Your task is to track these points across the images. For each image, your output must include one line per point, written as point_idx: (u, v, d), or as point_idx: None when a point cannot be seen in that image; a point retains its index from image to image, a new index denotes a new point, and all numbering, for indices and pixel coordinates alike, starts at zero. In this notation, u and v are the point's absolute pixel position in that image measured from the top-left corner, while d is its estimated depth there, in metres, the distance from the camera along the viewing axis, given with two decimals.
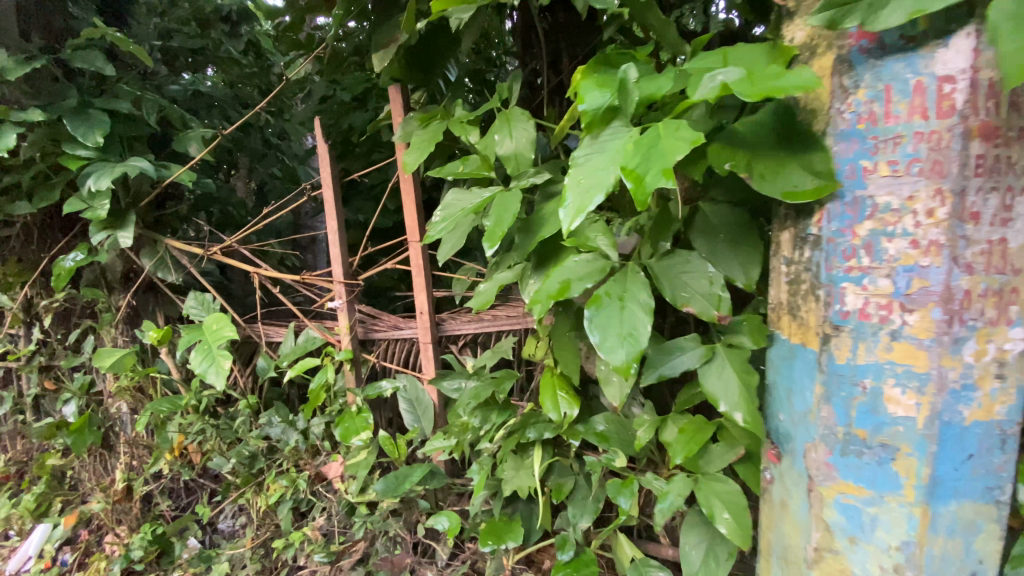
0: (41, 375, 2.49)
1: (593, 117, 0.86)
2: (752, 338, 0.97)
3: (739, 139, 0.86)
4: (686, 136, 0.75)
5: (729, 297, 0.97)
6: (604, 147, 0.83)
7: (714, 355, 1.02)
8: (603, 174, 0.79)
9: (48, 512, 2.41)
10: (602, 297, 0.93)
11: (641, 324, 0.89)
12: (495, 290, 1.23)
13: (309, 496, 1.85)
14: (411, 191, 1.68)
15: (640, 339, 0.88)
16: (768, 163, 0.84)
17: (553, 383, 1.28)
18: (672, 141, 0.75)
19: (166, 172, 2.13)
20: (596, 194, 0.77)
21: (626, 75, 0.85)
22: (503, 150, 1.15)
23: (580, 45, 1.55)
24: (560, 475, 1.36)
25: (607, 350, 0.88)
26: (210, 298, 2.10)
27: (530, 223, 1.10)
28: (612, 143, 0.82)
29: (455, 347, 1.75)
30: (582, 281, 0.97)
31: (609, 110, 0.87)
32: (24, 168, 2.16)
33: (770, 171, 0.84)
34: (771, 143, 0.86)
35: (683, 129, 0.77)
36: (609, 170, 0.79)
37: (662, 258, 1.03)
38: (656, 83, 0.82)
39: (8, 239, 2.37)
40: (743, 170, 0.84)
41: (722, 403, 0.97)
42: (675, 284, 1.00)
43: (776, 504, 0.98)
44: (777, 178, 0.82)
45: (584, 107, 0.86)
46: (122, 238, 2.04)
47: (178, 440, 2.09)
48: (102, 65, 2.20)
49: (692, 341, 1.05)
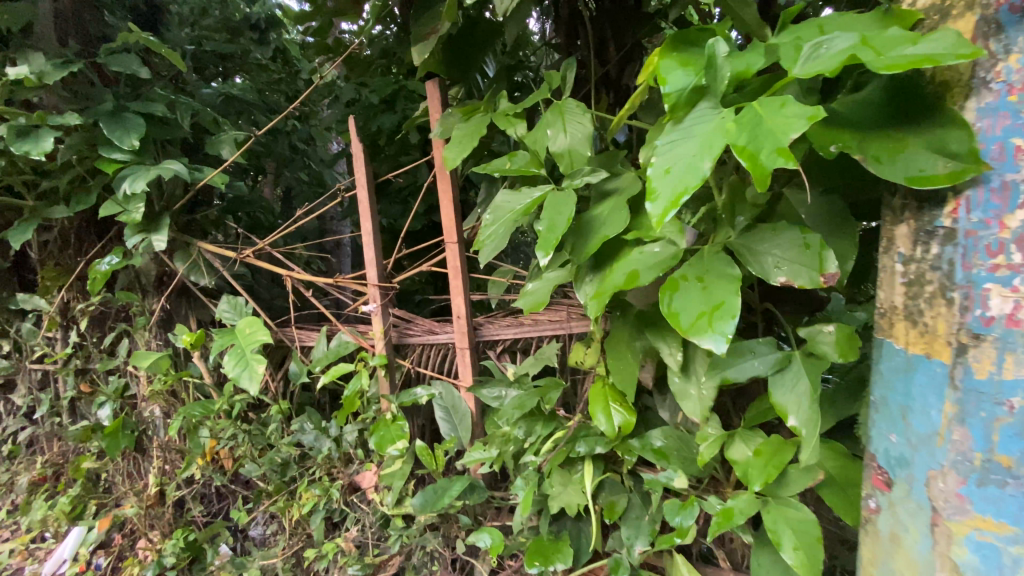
0: (76, 378, 2.50)
1: (677, 98, 0.81)
2: (838, 350, 0.93)
3: (845, 119, 0.79)
4: (800, 113, 0.70)
5: (832, 252, 0.88)
6: (690, 132, 0.79)
7: (789, 367, 0.96)
8: (694, 162, 0.74)
9: (83, 515, 2.42)
10: (679, 280, 0.86)
11: (729, 294, 0.81)
12: (548, 289, 1.15)
13: (343, 506, 1.79)
14: (449, 189, 1.62)
15: (733, 310, 0.79)
16: (884, 144, 0.76)
17: (605, 394, 1.21)
18: (785, 119, 0.70)
19: (199, 175, 2.12)
20: (692, 182, 0.72)
21: (715, 51, 0.79)
22: (555, 146, 1.11)
23: (628, 33, 1.48)
24: (611, 492, 1.28)
25: (695, 333, 0.80)
26: (242, 302, 2.07)
27: (581, 222, 1.05)
28: (703, 124, 0.78)
29: (493, 353, 1.66)
30: (650, 270, 0.91)
31: (694, 91, 0.81)
32: (62, 172, 2.18)
33: (887, 154, 0.75)
34: (887, 121, 0.78)
35: (791, 105, 0.72)
36: (701, 157, 0.74)
37: (742, 235, 0.98)
38: (748, 60, 0.79)
39: (47, 244, 2.39)
40: (857, 151, 0.75)
41: (790, 418, 0.94)
42: (763, 253, 0.94)
43: (884, 536, 0.87)
44: (897, 160, 0.73)
45: (668, 89, 0.80)
46: (156, 241, 2.02)
47: (210, 445, 2.06)
48: (137, 69, 2.21)
49: (767, 345, 0.99)
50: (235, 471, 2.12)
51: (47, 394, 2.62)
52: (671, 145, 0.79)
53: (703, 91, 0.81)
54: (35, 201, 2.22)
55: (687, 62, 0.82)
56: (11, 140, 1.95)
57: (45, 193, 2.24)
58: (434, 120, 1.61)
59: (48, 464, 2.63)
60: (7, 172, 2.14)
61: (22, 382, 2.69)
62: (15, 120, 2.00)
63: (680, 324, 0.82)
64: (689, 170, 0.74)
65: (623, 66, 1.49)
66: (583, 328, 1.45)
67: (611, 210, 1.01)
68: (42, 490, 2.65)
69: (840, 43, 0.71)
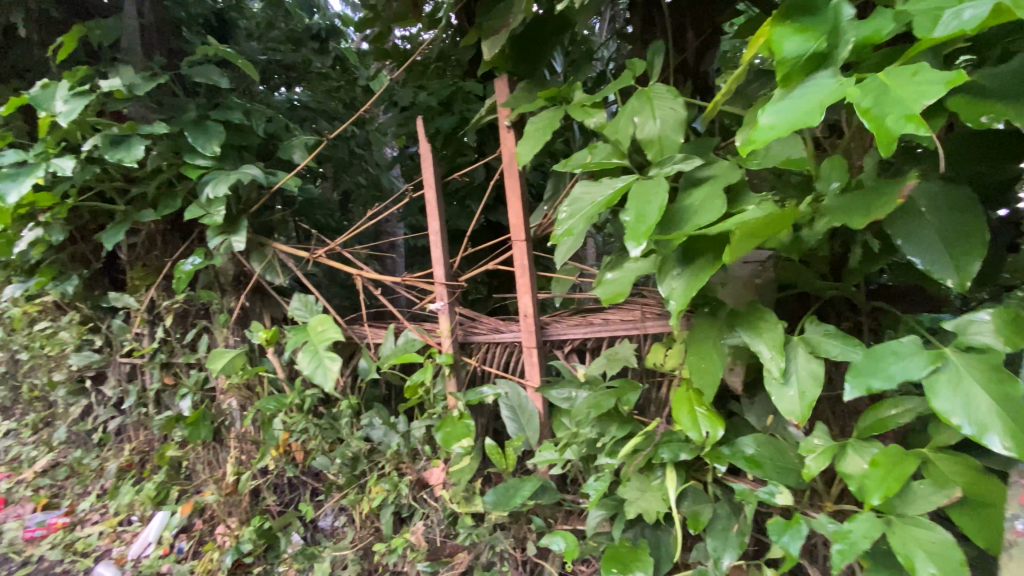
0: (162, 371, 2.68)
1: (792, 66, 0.79)
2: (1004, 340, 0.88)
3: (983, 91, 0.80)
4: (936, 79, 0.67)
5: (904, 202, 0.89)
6: (804, 94, 0.74)
7: (947, 363, 0.87)
8: (805, 116, 0.70)
9: (166, 500, 2.58)
10: (740, 230, 0.90)
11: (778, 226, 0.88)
12: (630, 280, 1.11)
13: (412, 502, 1.82)
14: (517, 186, 1.61)
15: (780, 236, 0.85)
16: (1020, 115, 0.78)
17: (689, 398, 1.16)
18: (916, 86, 0.67)
19: (274, 179, 2.22)
20: (793, 128, 0.69)
21: (842, 14, 0.78)
22: (643, 133, 1.09)
23: (706, 21, 1.44)
24: (694, 502, 1.24)
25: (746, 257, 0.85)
26: (314, 300, 2.15)
27: (669, 214, 1.01)
28: (819, 89, 0.73)
29: (561, 352, 1.63)
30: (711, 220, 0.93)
31: (813, 59, 0.79)
32: (150, 178, 2.33)
33: None
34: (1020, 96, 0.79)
35: (924, 72, 0.68)
36: (813, 113, 0.70)
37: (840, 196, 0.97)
38: (878, 23, 0.75)
39: (137, 246, 2.58)
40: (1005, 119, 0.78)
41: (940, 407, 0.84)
42: (864, 205, 0.94)
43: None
44: None
45: (783, 55, 0.78)
46: (236, 242, 2.13)
47: (282, 438, 2.14)
48: (217, 78, 2.34)
49: (909, 345, 0.91)
50: (306, 463, 2.20)
51: (134, 386, 2.81)
52: (781, 108, 0.73)
53: (824, 57, 0.79)
54: (127, 206, 2.39)
55: (805, 28, 0.79)
56: (107, 148, 2.09)
57: (136, 198, 2.41)
58: (502, 116, 1.61)
59: (135, 451, 2.83)
60: (103, 180, 2.32)
61: (114, 374, 2.91)
62: (110, 130, 2.15)
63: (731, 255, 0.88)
64: (789, 131, 0.69)
65: (702, 53, 1.45)
66: (659, 327, 1.40)
67: (702, 201, 0.97)
68: (130, 475, 2.85)
69: (980, 8, 0.63)
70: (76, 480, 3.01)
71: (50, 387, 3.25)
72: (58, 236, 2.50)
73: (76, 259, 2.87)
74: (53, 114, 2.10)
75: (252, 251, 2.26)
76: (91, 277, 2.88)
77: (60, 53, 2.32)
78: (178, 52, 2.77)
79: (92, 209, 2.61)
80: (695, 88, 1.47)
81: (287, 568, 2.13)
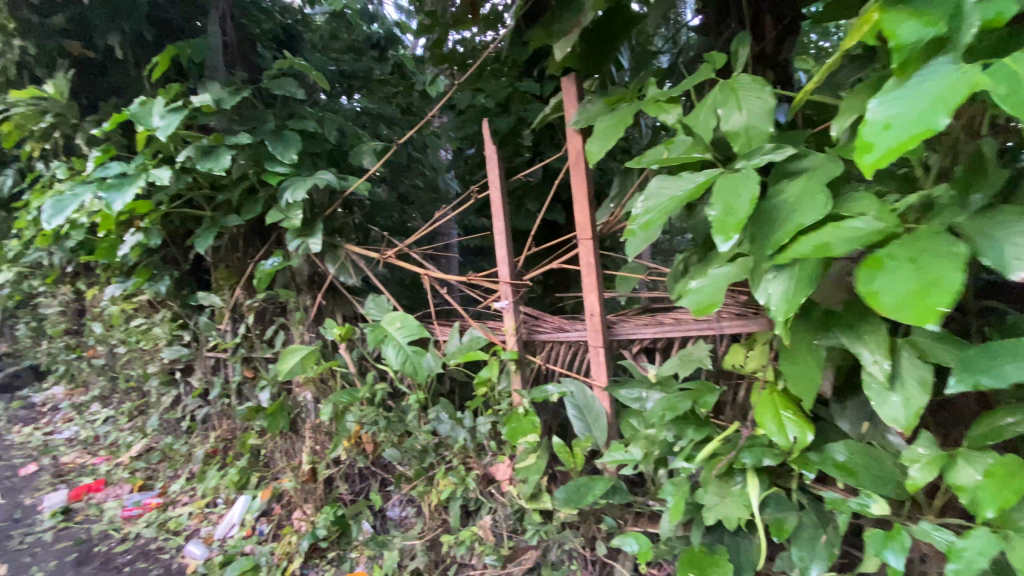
0: (243, 365, 2.88)
1: (907, 53, 0.74)
2: None
3: None
4: None
5: None
6: (925, 82, 0.67)
7: None
8: (928, 114, 0.63)
9: (247, 484, 2.77)
10: (884, 258, 0.77)
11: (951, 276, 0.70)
12: (721, 288, 1.03)
13: (480, 496, 1.87)
14: (584, 184, 1.61)
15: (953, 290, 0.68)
16: None
17: (775, 402, 1.14)
18: None
19: (346, 184, 2.33)
20: (924, 133, 0.61)
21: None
22: (729, 124, 1.07)
23: (786, 8, 1.41)
24: (778, 509, 1.22)
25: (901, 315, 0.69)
26: (384, 299, 2.26)
27: (762, 212, 0.99)
28: (942, 75, 0.66)
29: (629, 352, 1.63)
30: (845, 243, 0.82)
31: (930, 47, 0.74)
32: (235, 185, 2.51)
33: None
34: None
35: None
36: (937, 109, 0.63)
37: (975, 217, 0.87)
38: None
39: (223, 249, 2.79)
40: None
41: None
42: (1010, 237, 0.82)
43: None
44: None
45: (899, 43, 0.73)
46: (313, 244, 2.26)
47: (355, 429, 2.25)
48: (294, 90, 2.49)
49: None
50: (376, 454, 2.30)
51: (218, 378, 3.04)
52: (894, 99, 0.67)
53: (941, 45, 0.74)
54: (214, 212, 2.58)
55: (921, 13, 0.74)
56: (199, 159, 2.26)
57: (222, 204, 2.60)
58: (570, 116, 1.63)
59: (219, 439, 3.06)
60: (193, 188, 2.51)
61: (200, 367, 3.16)
62: (200, 142, 2.32)
63: (880, 304, 0.73)
64: (917, 135, 0.62)
65: (781, 41, 1.41)
66: (737, 328, 1.34)
67: (802, 196, 0.94)
68: (214, 460, 3.08)
69: None
70: (168, 464, 3.28)
71: (144, 378, 3.57)
72: (154, 240, 2.74)
73: (168, 261, 3.13)
74: (151, 129, 2.29)
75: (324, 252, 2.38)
76: (180, 278, 3.13)
77: (156, 72, 2.53)
78: (256, 66, 2.96)
79: (182, 215, 2.84)
80: (773, 79, 1.43)
81: (358, 554, 2.23)
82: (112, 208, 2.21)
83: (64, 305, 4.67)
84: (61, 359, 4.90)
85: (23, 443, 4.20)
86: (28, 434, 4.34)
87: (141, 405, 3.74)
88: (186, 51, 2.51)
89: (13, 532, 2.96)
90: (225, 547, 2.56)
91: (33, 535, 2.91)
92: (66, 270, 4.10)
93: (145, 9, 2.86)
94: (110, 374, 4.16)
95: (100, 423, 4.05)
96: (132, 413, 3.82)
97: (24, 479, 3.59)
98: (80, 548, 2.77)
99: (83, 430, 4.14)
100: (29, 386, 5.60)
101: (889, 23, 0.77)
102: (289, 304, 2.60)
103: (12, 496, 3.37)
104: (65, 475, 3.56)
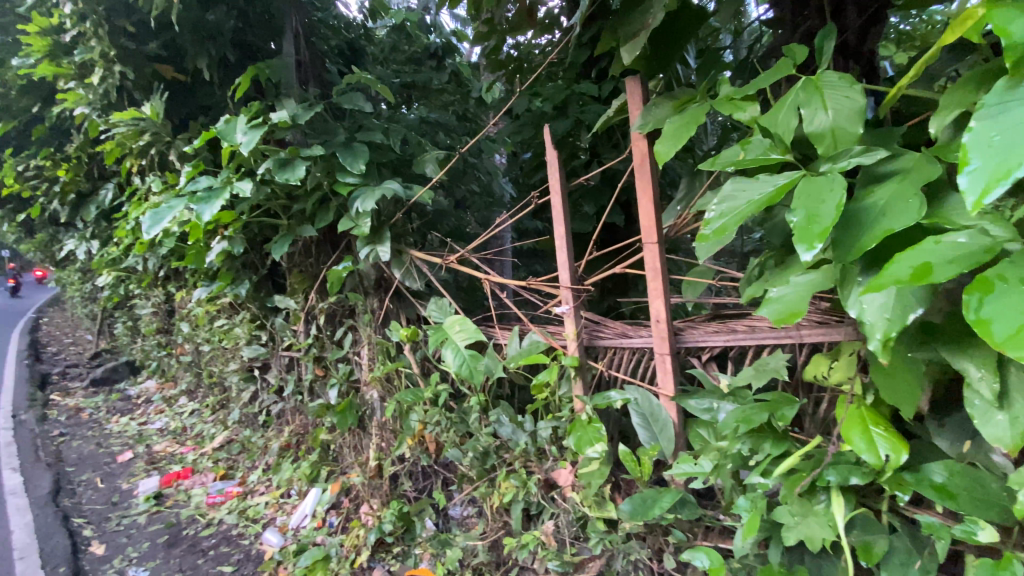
0: (315, 363, 3.05)
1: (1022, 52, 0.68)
2: None
3: None
4: None
5: None
6: None
7: None
8: None
9: (318, 477, 2.93)
10: (995, 279, 0.72)
11: None
12: (804, 296, 1.02)
13: (542, 501, 1.87)
14: (649, 188, 1.58)
15: None
16: None
17: (861, 417, 1.08)
18: None
19: (411, 193, 2.42)
20: None
21: None
22: (813, 125, 1.03)
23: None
24: (865, 531, 1.15)
25: (1013, 348, 0.67)
26: (446, 303, 2.32)
27: (849, 214, 0.93)
28: None
29: (697, 360, 1.58)
30: (943, 262, 0.75)
31: None
32: (309, 195, 2.67)
33: None
34: None
35: None
36: None
37: None
38: None
39: (298, 255, 2.98)
40: None
41: None
42: None
43: None
44: None
45: (1012, 42, 0.68)
46: (381, 251, 2.36)
47: (418, 429, 2.32)
48: (363, 104, 2.61)
49: None
50: (438, 454, 2.36)
51: (291, 376, 3.24)
52: (1003, 114, 0.67)
53: None
54: (290, 220, 2.75)
55: None
56: (277, 171, 2.42)
57: (297, 213, 2.78)
58: (635, 118, 1.60)
59: (292, 433, 3.26)
60: (271, 198, 2.69)
61: (277, 364, 3.38)
62: (278, 155, 2.48)
63: (994, 337, 0.69)
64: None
65: (865, 32, 1.33)
66: (818, 338, 1.27)
67: (892, 201, 0.88)
68: (288, 453, 3.28)
69: None
70: (247, 455, 3.53)
71: (227, 374, 3.86)
72: (236, 247, 2.96)
73: (247, 266, 3.38)
74: (235, 143, 2.47)
75: (391, 259, 2.49)
76: (258, 281, 3.36)
77: (238, 92, 2.73)
78: (326, 82, 3.13)
79: (260, 224, 3.05)
80: (857, 72, 1.34)
81: (422, 550, 2.30)
82: (202, 218, 2.40)
83: (158, 306, 5.16)
84: (155, 355, 5.40)
85: (124, 431, 4.66)
86: (128, 423, 4.81)
87: (223, 399, 4.05)
88: (265, 71, 2.69)
89: (116, 512, 3.27)
90: (299, 536, 2.71)
91: (133, 515, 3.21)
92: (159, 275, 4.50)
93: (229, 34, 3.09)
94: (195, 369, 4.53)
95: (187, 415, 4.42)
96: (215, 406, 4.14)
97: (125, 464, 3.97)
98: (171, 530, 3.02)
99: (173, 421, 4.53)
100: (127, 380, 6.20)
101: (999, 20, 0.71)
102: (358, 306, 2.74)
103: (115, 478, 3.74)
104: (159, 462, 3.90)
